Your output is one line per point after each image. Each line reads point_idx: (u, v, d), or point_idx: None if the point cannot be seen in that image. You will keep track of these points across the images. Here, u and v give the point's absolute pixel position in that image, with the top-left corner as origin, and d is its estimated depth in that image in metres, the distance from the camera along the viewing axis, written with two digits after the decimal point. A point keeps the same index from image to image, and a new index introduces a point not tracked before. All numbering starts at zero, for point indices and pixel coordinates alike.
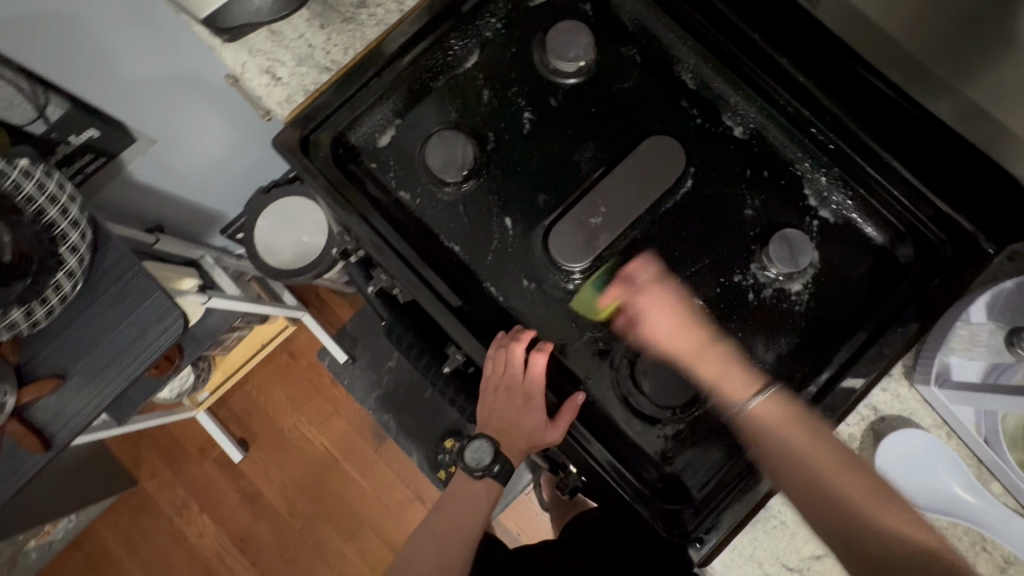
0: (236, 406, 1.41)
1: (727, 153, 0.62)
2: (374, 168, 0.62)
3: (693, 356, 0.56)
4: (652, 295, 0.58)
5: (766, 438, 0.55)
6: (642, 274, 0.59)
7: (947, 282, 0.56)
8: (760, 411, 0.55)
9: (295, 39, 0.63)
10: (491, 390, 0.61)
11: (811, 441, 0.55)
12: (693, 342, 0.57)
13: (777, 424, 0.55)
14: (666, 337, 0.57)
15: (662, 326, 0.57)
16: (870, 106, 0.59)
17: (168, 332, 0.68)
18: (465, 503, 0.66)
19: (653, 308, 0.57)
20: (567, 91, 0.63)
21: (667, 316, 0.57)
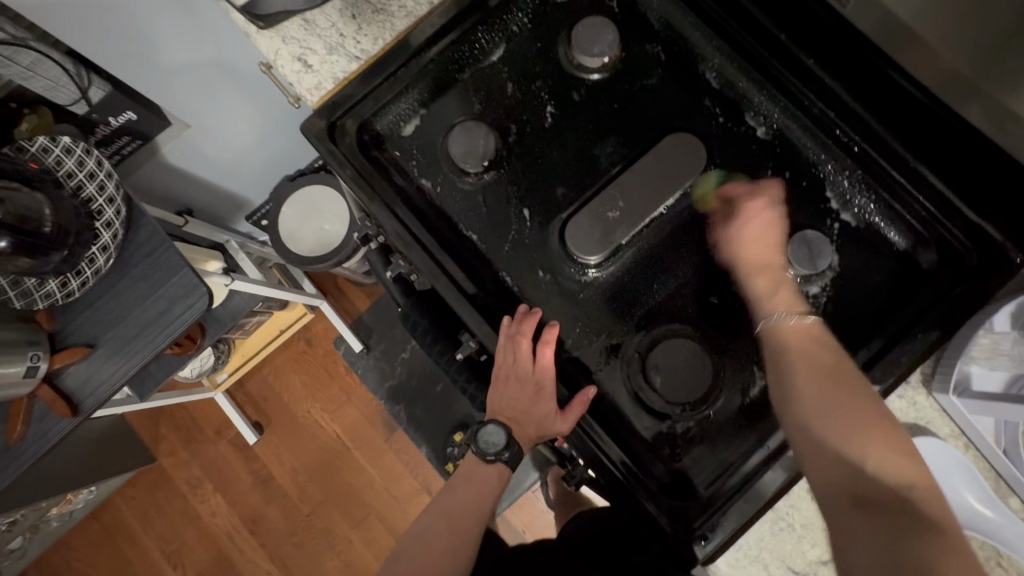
0: (252, 389, 1.44)
1: (749, 153, 0.61)
2: (398, 157, 0.64)
3: (755, 270, 0.57)
4: (756, 208, 0.58)
5: (796, 350, 0.53)
6: (739, 189, 0.60)
7: (971, 291, 0.55)
8: (797, 327, 0.54)
9: (327, 28, 0.64)
10: (502, 379, 0.61)
11: (857, 393, 0.51)
12: (769, 261, 0.57)
13: (809, 346, 0.53)
14: (762, 241, 0.57)
15: (752, 235, 0.58)
16: (899, 110, 0.58)
17: (193, 308, 0.71)
18: (472, 490, 0.66)
19: (746, 221, 0.58)
20: (590, 86, 0.64)
21: (758, 227, 0.58)
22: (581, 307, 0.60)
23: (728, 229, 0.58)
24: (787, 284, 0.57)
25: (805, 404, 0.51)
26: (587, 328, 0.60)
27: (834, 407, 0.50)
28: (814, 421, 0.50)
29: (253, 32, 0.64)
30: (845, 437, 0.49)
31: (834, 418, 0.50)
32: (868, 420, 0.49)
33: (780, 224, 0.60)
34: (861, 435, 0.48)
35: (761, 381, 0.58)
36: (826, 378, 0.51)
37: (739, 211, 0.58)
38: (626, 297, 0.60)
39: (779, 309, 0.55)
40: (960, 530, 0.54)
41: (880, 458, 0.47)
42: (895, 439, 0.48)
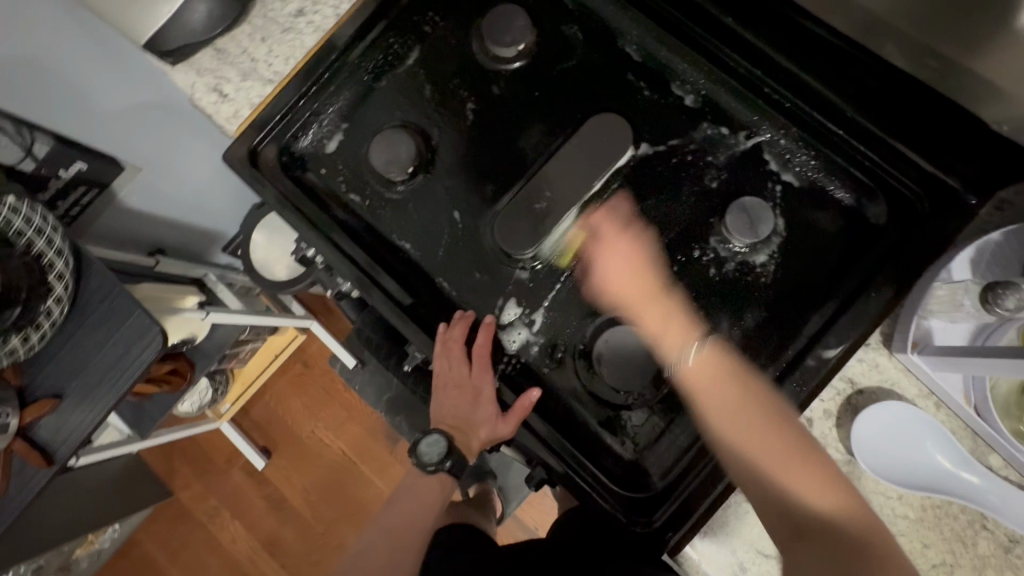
0: (256, 416, 1.47)
1: (679, 123, 0.59)
2: (324, 175, 0.63)
3: (637, 305, 0.56)
4: (612, 255, 0.57)
5: (699, 396, 0.53)
6: (621, 210, 0.58)
7: (928, 240, 0.52)
8: (697, 367, 0.53)
9: (238, 54, 0.64)
10: (442, 388, 0.61)
11: (770, 431, 0.51)
12: (647, 289, 0.56)
13: (719, 379, 0.52)
14: (619, 283, 0.57)
15: (616, 276, 0.57)
16: (824, 58, 0.54)
17: (150, 349, 0.72)
18: (418, 506, 0.68)
19: (608, 254, 0.57)
20: (508, 76, 0.62)
21: (624, 266, 0.57)
22: (521, 305, 0.59)
23: (597, 273, 0.58)
24: (657, 298, 0.56)
25: (732, 443, 0.51)
26: (529, 326, 0.59)
27: (754, 459, 0.50)
28: (739, 444, 0.51)
29: (167, 69, 0.64)
30: (765, 457, 0.50)
31: (739, 435, 0.51)
32: (768, 455, 0.50)
33: (720, 195, 0.57)
34: (776, 463, 0.50)
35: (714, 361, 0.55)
36: (735, 412, 0.51)
37: (595, 257, 0.57)
38: (567, 292, 0.58)
39: (685, 340, 0.55)
40: (936, 496, 0.51)
41: (801, 489, 0.49)
42: (829, 476, 0.50)
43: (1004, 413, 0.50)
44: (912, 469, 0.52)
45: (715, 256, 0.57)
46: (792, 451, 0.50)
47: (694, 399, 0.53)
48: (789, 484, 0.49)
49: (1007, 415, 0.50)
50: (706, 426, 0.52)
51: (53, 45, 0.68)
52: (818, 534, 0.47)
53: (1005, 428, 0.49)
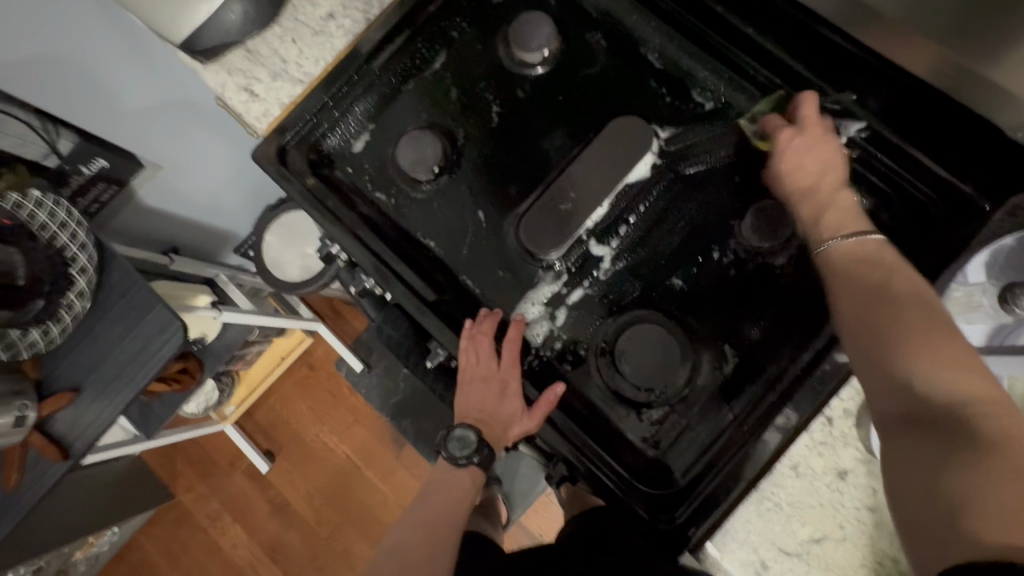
0: (261, 418, 1.46)
1: (701, 129, 0.60)
2: (351, 174, 0.64)
3: (805, 198, 0.54)
4: (801, 140, 0.54)
5: (841, 275, 0.48)
6: (807, 109, 0.55)
7: (944, 242, 0.54)
8: (844, 251, 0.49)
9: (269, 55, 0.65)
10: (467, 382, 0.61)
11: (907, 306, 0.43)
12: (822, 186, 0.54)
13: (852, 267, 0.48)
14: (801, 174, 0.54)
15: (796, 163, 0.54)
16: (841, 67, 0.57)
17: (170, 343, 0.72)
18: (447, 500, 0.66)
19: (791, 141, 0.55)
20: (534, 81, 0.64)
21: (823, 156, 0.54)
22: (545, 303, 0.60)
23: (780, 165, 0.55)
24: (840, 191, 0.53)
25: (855, 320, 0.45)
26: (552, 323, 0.60)
27: (870, 313, 0.44)
28: (868, 332, 0.44)
29: (199, 68, 0.66)
30: (885, 341, 0.42)
31: (864, 312, 0.45)
32: (915, 335, 0.41)
33: (741, 198, 0.59)
34: (904, 352, 0.41)
35: (734, 359, 0.57)
36: (869, 294, 0.45)
37: (789, 138, 0.55)
38: (589, 291, 0.60)
39: (829, 234, 0.51)
40: None
41: (927, 365, 0.40)
42: (969, 363, 0.39)
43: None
44: None
45: (735, 257, 0.58)
46: (935, 337, 0.41)
47: (835, 279, 0.48)
48: (933, 381, 0.39)
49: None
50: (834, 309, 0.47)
51: (84, 43, 0.70)
52: (942, 426, 0.37)
53: None
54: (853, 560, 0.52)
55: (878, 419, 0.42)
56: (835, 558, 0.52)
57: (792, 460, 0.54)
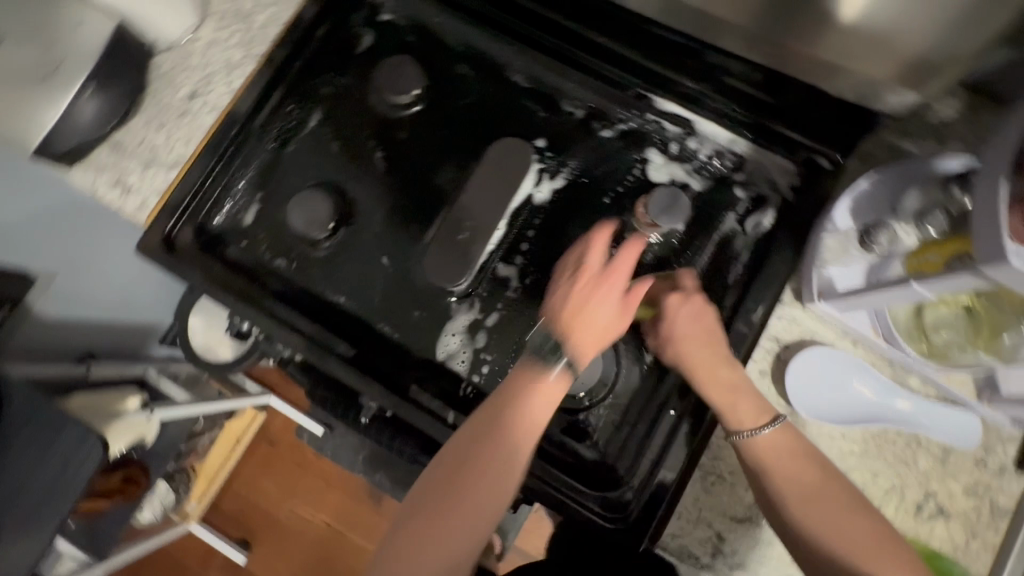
0: (228, 507, 1.39)
1: (575, 136, 0.63)
2: (245, 246, 0.63)
3: (694, 374, 0.53)
4: (678, 310, 0.54)
5: (770, 475, 0.51)
6: (688, 280, 0.56)
7: (811, 196, 0.58)
8: (768, 441, 0.52)
9: (137, 146, 0.64)
10: (585, 290, 0.53)
11: (827, 484, 0.50)
12: (721, 368, 0.53)
13: (772, 458, 0.51)
14: (690, 347, 0.54)
15: (682, 330, 0.54)
16: (674, 54, 0.59)
17: (89, 460, 0.68)
18: (486, 494, 0.51)
19: (679, 308, 0.54)
20: (410, 120, 0.65)
21: (692, 327, 0.54)
22: (465, 331, 0.61)
23: (669, 331, 0.55)
24: (719, 360, 0.53)
25: (808, 527, 0.49)
26: (474, 349, 0.60)
27: (817, 510, 0.49)
28: (811, 540, 0.49)
29: (65, 171, 0.63)
30: (839, 553, 0.48)
31: (806, 505, 0.50)
32: (838, 514, 0.49)
33: (629, 193, 0.62)
34: (855, 554, 0.47)
35: (653, 348, 0.59)
36: (794, 476, 0.50)
37: (665, 312, 0.55)
38: (504, 312, 0.61)
39: (735, 426, 0.52)
40: (873, 424, 0.55)
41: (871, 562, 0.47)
42: (868, 518, 0.49)
43: (910, 339, 0.53)
44: (847, 406, 0.55)
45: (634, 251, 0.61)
46: (834, 489, 0.50)
47: (763, 480, 0.51)
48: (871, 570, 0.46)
49: (913, 340, 0.53)
50: (762, 488, 0.52)
51: None
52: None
53: (914, 352, 0.53)
54: None
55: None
56: None
57: (724, 429, 0.56)
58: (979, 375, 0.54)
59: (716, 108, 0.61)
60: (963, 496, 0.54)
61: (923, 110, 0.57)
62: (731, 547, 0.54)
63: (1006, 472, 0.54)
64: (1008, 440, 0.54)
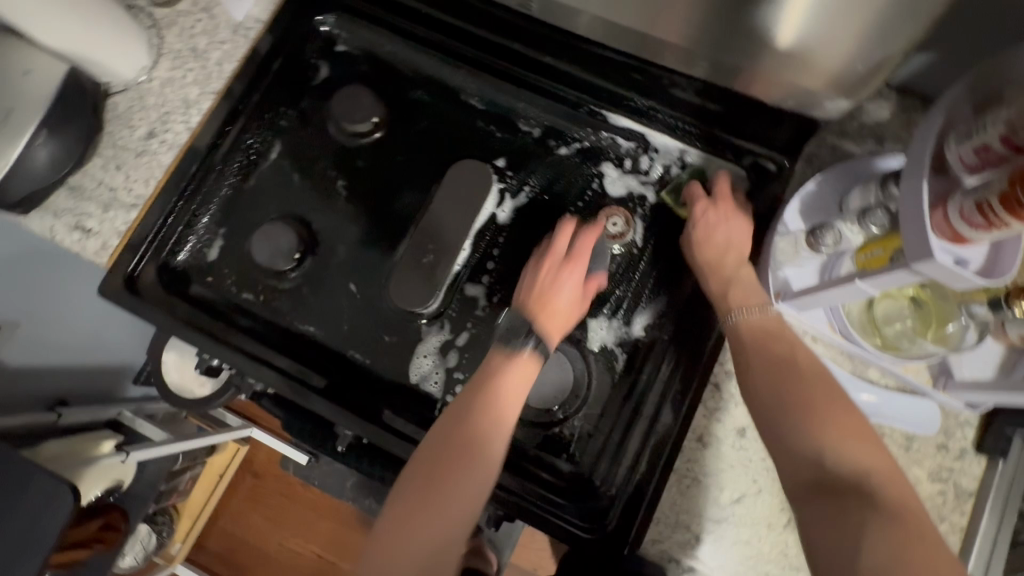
0: (214, 546, 1.35)
1: (533, 154, 0.65)
2: (211, 282, 0.63)
3: (712, 270, 0.56)
4: (711, 212, 0.58)
5: (750, 353, 0.51)
6: (722, 181, 0.60)
7: (762, 199, 0.60)
8: (751, 324, 0.53)
9: (95, 188, 0.63)
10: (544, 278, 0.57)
11: (807, 381, 0.48)
12: (727, 262, 0.56)
13: (756, 340, 0.52)
14: (717, 239, 0.57)
15: (720, 231, 0.57)
16: (616, 71, 0.61)
17: (60, 511, 0.66)
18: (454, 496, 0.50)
19: (713, 221, 0.58)
20: (370, 147, 0.66)
21: (732, 223, 0.57)
22: (436, 352, 0.61)
23: (693, 232, 0.58)
24: (751, 251, 0.57)
25: (787, 428, 0.47)
26: (446, 369, 0.61)
27: (803, 397, 0.48)
28: (792, 434, 0.47)
29: (21, 219, 0.62)
30: (812, 435, 0.46)
31: (786, 396, 0.48)
32: (810, 382, 0.48)
33: (590, 207, 0.63)
34: (818, 432, 0.46)
35: (622, 356, 0.60)
36: (774, 366, 0.50)
37: (700, 206, 0.58)
38: (474, 332, 0.61)
39: (736, 305, 0.54)
40: None
41: (852, 448, 0.45)
42: (854, 421, 0.46)
43: (865, 333, 0.54)
44: None
45: None
46: (826, 388, 0.48)
47: (739, 351, 0.52)
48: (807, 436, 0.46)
49: (869, 333, 0.55)
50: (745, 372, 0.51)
51: None
52: (847, 495, 0.43)
53: (870, 345, 0.54)
54: (771, 507, 0.56)
55: (789, 488, 0.46)
56: (757, 513, 0.55)
57: (696, 432, 0.57)
58: (933, 363, 0.55)
59: (664, 121, 0.63)
60: (929, 481, 0.55)
61: (859, 114, 0.60)
62: (709, 549, 0.55)
63: (966, 455, 0.55)
64: (965, 424, 0.56)
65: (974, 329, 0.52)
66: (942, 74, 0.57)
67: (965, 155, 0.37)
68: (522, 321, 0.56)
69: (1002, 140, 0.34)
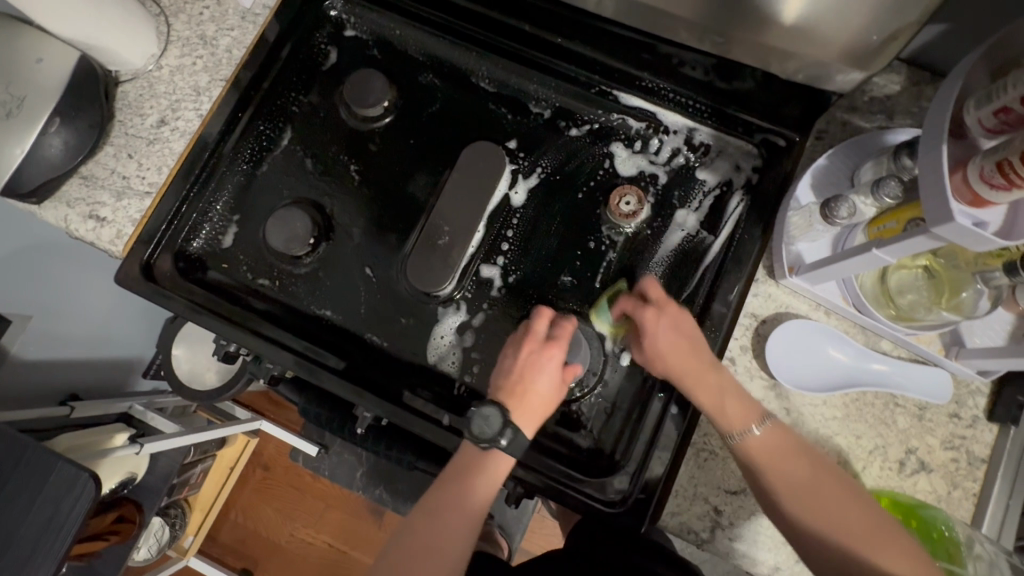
0: (226, 538, 1.36)
1: (545, 135, 0.65)
2: (226, 269, 0.64)
3: (693, 382, 0.53)
4: (660, 328, 0.55)
5: (765, 472, 0.51)
6: (655, 291, 0.57)
7: (774, 175, 0.60)
8: (761, 444, 0.52)
9: (108, 176, 0.63)
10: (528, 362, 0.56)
11: (809, 466, 0.51)
12: (695, 364, 0.54)
13: (762, 442, 0.52)
14: (673, 355, 0.54)
15: (666, 343, 0.55)
16: (628, 50, 0.61)
17: (81, 499, 0.66)
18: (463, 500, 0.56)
19: (657, 325, 0.55)
20: (382, 132, 0.66)
21: (672, 335, 0.55)
22: (453, 332, 0.61)
23: (648, 347, 0.56)
24: (705, 370, 0.53)
25: (790, 510, 0.51)
26: (463, 349, 0.61)
27: (814, 505, 0.50)
28: (796, 510, 0.51)
29: (34, 209, 0.62)
30: (823, 529, 0.50)
31: (805, 511, 0.50)
32: (822, 483, 0.51)
33: (602, 187, 0.64)
34: (829, 528, 0.50)
35: (636, 333, 0.61)
36: (773, 458, 0.51)
37: (643, 321, 0.56)
38: (490, 312, 0.62)
39: (735, 427, 0.52)
40: (851, 389, 0.57)
41: (886, 562, 0.47)
42: (862, 504, 0.50)
43: (877, 305, 0.55)
44: (826, 373, 0.57)
45: (611, 242, 0.62)
46: (827, 475, 0.51)
47: (755, 469, 0.52)
48: (856, 559, 0.49)
49: (880, 305, 0.56)
50: (755, 477, 0.52)
51: None
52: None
53: (882, 316, 0.55)
54: None
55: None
56: None
57: None
58: (945, 333, 0.56)
59: (675, 100, 0.63)
60: (942, 449, 0.56)
61: (869, 88, 0.60)
62: (728, 520, 0.56)
63: (978, 422, 0.56)
64: (977, 392, 0.57)
65: (988, 296, 0.52)
66: (951, 48, 0.57)
67: (985, 117, 0.37)
68: (495, 411, 0.53)
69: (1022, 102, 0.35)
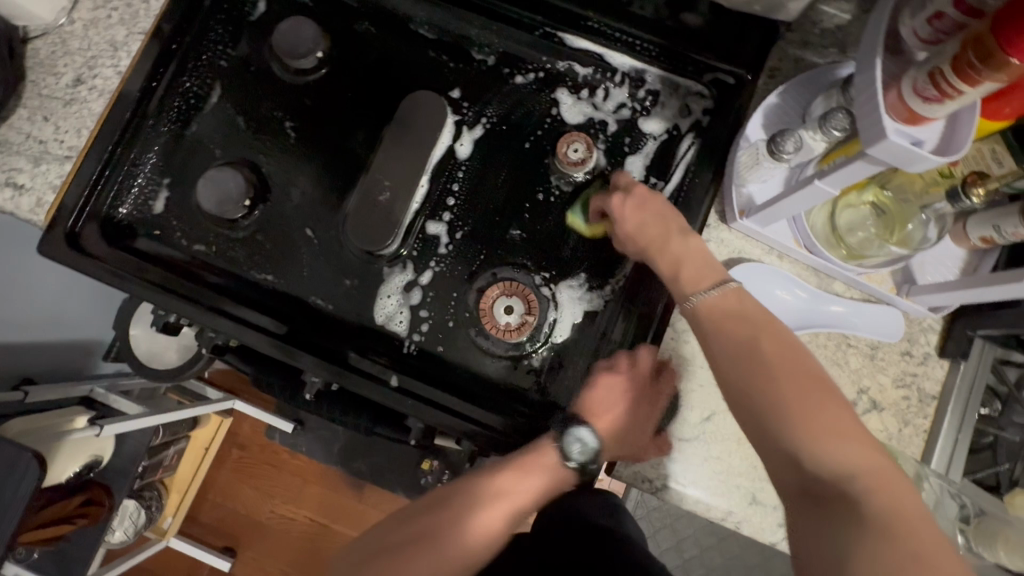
0: (205, 518, 1.36)
1: (489, 83, 0.62)
2: (160, 236, 0.61)
3: (658, 251, 0.53)
4: (624, 203, 0.55)
5: (715, 331, 0.48)
6: (624, 178, 0.57)
7: (725, 116, 0.58)
8: (715, 309, 0.48)
9: (23, 141, 0.59)
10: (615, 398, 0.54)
11: (777, 353, 0.45)
12: (672, 241, 0.53)
13: (718, 321, 0.48)
14: (641, 228, 0.54)
15: (631, 220, 0.54)
16: None
17: (26, 481, 0.64)
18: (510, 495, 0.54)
19: (624, 203, 0.55)
20: (316, 86, 0.63)
21: (641, 215, 0.54)
22: (400, 292, 0.59)
23: (619, 225, 0.55)
24: (683, 241, 0.53)
25: (751, 396, 0.44)
26: (411, 307, 0.59)
27: (756, 373, 0.44)
28: (766, 405, 0.43)
29: None
30: (782, 420, 0.42)
31: (743, 366, 0.45)
32: (778, 354, 0.45)
33: (550, 136, 0.61)
34: (797, 425, 0.41)
35: (589, 285, 0.59)
36: (746, 350, 0.45)
37: (611, 205, 0.56)
38: (438, 270, 0.60)
39: (691, 289, 0.51)
40: (803, 332, 0.56)
41: (822, 441, 0.40)
42: (840, 410, 0.42)
43: (830, 245, 0.54)
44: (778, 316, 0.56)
45: (560, 193, 0.60)
46: (808, 377, 0.43)
47: (704, 334, 0.48)
48: (800, 442, 0.41)
49: (833, 245, 0.54)
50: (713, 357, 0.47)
51: None
52: (837, 505, 0.38)
53: (834, 256, 0.54)
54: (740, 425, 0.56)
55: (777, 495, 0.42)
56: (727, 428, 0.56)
57: (666, 354, 0.57)
58: (897, 271, 0.55)
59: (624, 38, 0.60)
60: (893, 388, 0.56)
61: (818, 22, 0.58)
62: (684, 467, 0.55)
63: (929, 359, 0.56)
64: (929, 329, 0.57)
65: (937, 225, 0.52)
66: None
67: (920, 27, 0.36)
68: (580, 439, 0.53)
69: (957, 4, 0.34)
